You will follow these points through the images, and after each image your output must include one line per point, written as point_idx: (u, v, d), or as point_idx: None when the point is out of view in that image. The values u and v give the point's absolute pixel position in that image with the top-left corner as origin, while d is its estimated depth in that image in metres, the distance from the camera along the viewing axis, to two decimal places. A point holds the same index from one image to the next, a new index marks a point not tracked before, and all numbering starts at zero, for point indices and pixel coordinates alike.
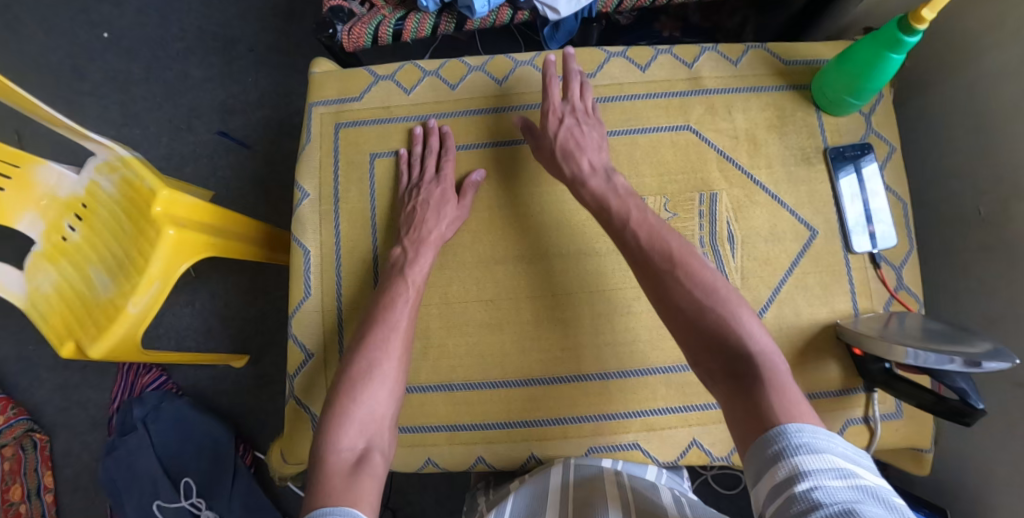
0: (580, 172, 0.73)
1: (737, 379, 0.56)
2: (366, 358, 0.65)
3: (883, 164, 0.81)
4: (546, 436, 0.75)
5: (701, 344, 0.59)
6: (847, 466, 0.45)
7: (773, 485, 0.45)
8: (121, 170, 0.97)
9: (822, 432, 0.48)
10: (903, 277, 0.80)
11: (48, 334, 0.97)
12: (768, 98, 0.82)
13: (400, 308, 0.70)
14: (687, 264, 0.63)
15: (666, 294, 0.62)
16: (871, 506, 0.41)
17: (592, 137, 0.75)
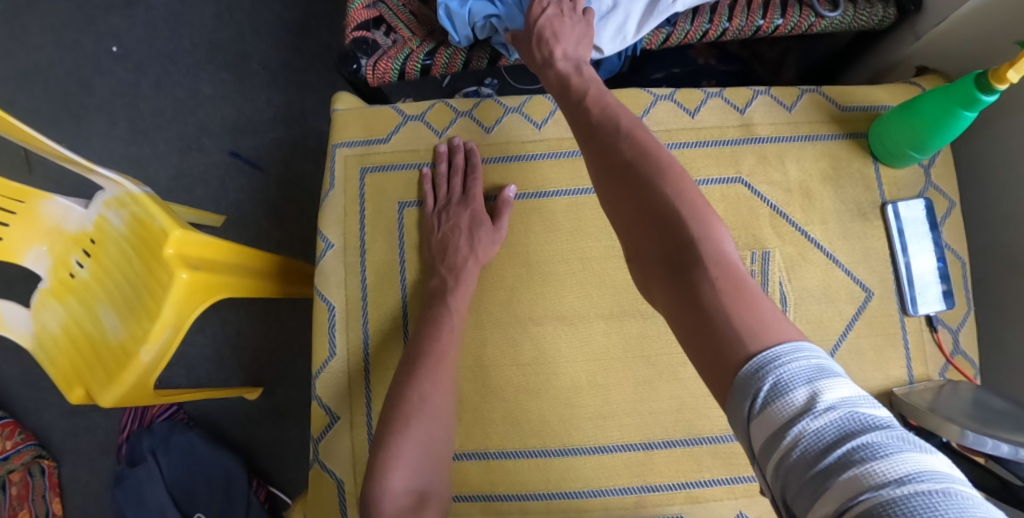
0: (550, 56, 0.66)
1: (678, 262, 0.44)
2: (415, 393, 0.63)
3: (942, 221, 0.77)
4: (585, 509, 0.71)
5: (644, 227, 0.48)
6: (839, 390, 0.35)
7: (762, 430, 0.35)
8: (130, 207, 0.93)
9: (799, 348, 0.37)
10: (960, 340, 0.76)
11: (58, 378, 0.93)
12: (823, 147, 0.77)
13: (446, 336, 0.67)
14: (636, 135, 0.53)
15: (611, 165, 0.52)
16: (874, 440, 0.32)
17: (573, 30, 0.68)
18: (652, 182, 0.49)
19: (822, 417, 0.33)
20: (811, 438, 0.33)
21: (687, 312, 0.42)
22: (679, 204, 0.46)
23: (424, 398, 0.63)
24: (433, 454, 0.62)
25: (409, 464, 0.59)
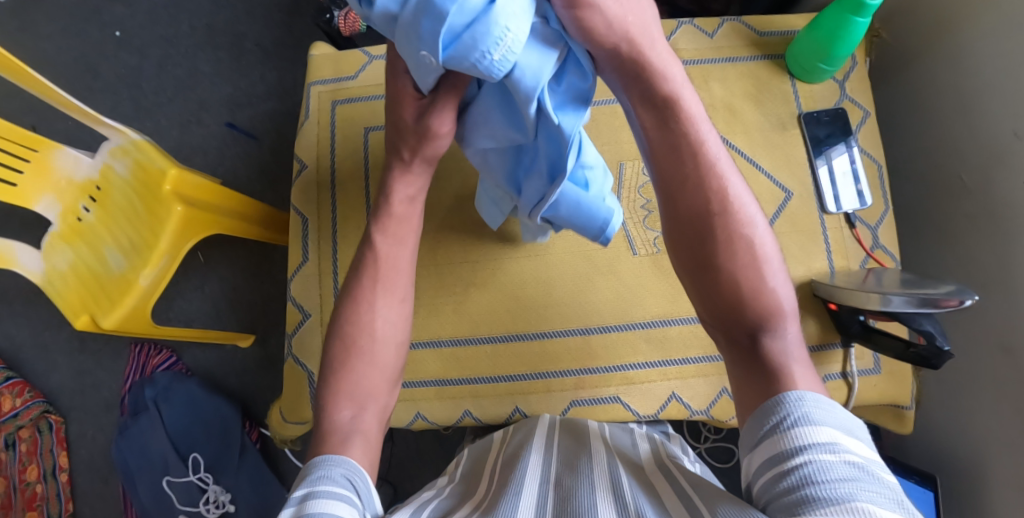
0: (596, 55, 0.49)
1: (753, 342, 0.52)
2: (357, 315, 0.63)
3: (858, 129, 0.84)
4: (529, 391, 0.79)
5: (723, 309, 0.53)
6: (844, 441, 0.42)
7: (768, 450, 0.44)
8: (133, 154, 1.01)
9: (824, 400, 0.46)
10: (879, 236, 0.83)
11: (65, 309, 1.01)
12: (743, 68, 0.85)
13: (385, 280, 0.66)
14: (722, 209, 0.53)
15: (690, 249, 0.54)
16: (868, 484, 0.38)
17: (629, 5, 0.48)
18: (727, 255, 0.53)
19: (832, 455, 0.40)
20: (813, 468, 0.40)
21: (755, 376, 0.51)
22: (766, 289, 0.52)
23: (359, 330, 0.62)
24: (374, 386, 0.60)
25: (349, 394, 0.58)
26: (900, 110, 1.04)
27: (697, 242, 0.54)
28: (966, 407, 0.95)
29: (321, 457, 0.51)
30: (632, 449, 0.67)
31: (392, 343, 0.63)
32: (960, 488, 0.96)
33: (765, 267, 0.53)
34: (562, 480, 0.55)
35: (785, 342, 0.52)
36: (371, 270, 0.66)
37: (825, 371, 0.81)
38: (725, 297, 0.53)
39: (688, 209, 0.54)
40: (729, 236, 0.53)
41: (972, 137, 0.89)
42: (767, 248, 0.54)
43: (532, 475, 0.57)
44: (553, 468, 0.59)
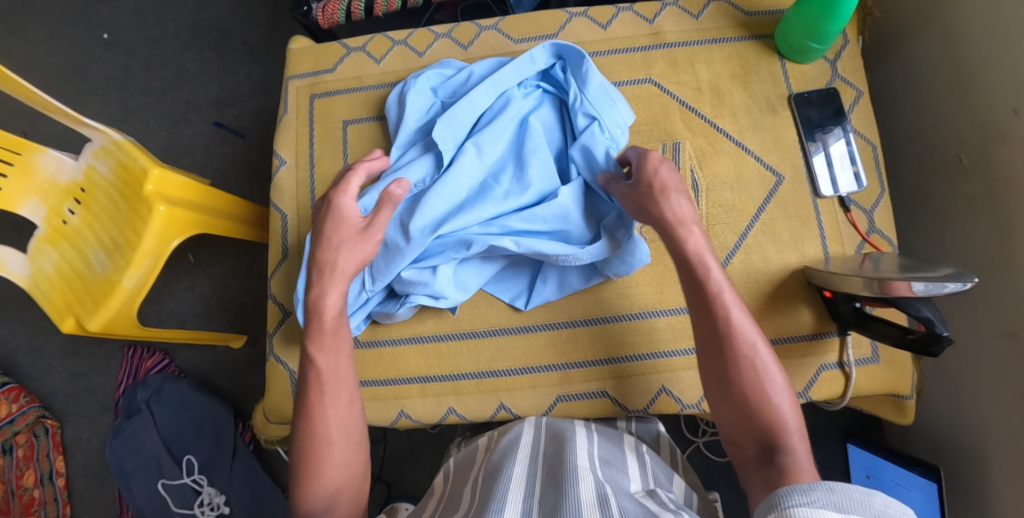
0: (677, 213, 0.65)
1: (769, 453, 0.57)
2: (306, 418, 0.62)
3: (850, 109, 0.81)
4: (512, 386, 0.78)
5: (742, 426, 0.59)
6: None
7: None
8: (115, 154, 1.00)
9: (853, 494, 0.40)
10: (875, 220, 0.80)
11: (50, 311, 1.01)
12: (730, 49, 0.83)
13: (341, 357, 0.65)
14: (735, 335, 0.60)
15: (716, 369, 0.61)
16: None
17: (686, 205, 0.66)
18: (746, 374, 0.59)
19: None
20: None
21: (762, 472, 0.56)
22: (771, 404, 0.58)
23: (320, 428, 0.61)
24: (344, 475, 0.61)
25: (316, 501, 0.58)
26: (893, 91, 1.02)
27: (719, 363, 0.61)
28: (968, 393, 0.92)
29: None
30: (619, 453, 0.66)
31: (350, 440, 0.62)
32: (963, 478, 0.94)
33: (771, 383, 0.59)
34: (546, 494, 0.54)
35: (795, 457, 0.55)
36: (311, 383, 0.64)
37: (821, 362, 0.78)
38: (737, 413, 0.59)
39: (706, 331, 0.62)
40: (742, 358, 0.60)
41: (968, 115, 0.86)
42: (770, 363, 0.60)
43: (517, 485, 0.56)
44: (539, 476, 0.59)
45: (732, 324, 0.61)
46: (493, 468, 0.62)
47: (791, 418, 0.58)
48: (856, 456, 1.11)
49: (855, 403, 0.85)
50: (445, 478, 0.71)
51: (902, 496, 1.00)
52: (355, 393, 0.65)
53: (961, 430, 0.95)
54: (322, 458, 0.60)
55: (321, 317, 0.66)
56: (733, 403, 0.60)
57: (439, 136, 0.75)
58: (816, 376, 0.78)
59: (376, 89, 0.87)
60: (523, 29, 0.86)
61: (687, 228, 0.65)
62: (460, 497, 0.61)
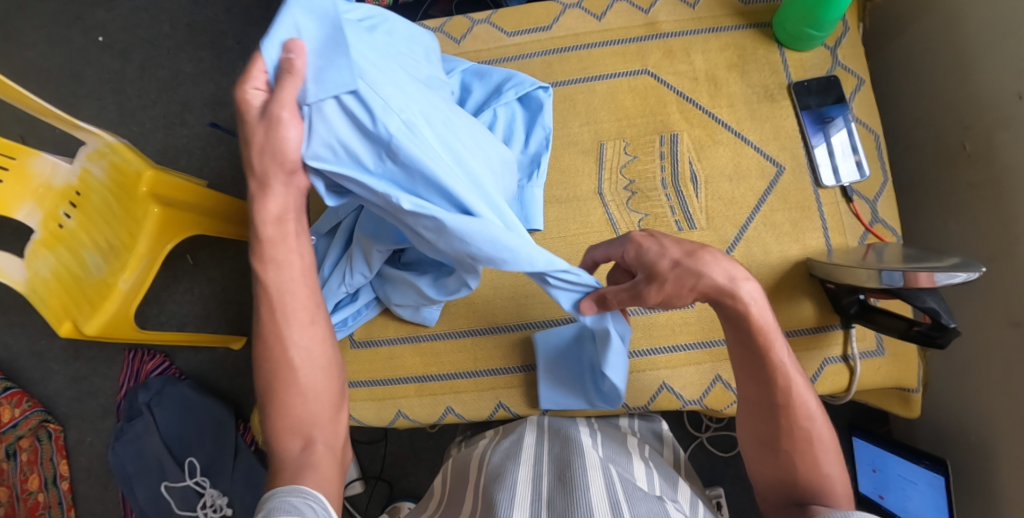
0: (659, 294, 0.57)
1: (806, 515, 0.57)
2: (267, 347, 0.56)
3: (852, 96, 0.80)
4: (510, 384, 0.77)
5: (781, 485, 0.59)
6: None
7: None
8: (110, 156, 0.98)
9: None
10: (878, 210, 0.78)
11: (47, 316, 0.99)
12: (728, 38, 0.81)
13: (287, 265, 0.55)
14: (795, 408, 0.57)
15: (766, 438, 0.59)
16: None
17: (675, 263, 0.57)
18: (796, 443, 0.58)
19: None
20: None
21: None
22: (818, 470, 0.57)
23: (279, 361, 0.55)
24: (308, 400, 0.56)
25: (293, 430, 0.55)
26: (894, 78, 1.00)
27: (772, 429, 0.59)
28: (975, 385, 0.91)
29: (285, 488, 0.51)
30: (623, 457, 0.64)
31: (318, 365, 0.56)
32: (971, 470, 0.92)
33: (823, 450, 0.58)
34: (554, 498, 0.54)
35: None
36: (267, 298, 0.56)
37: (824, 355, 0.76)
38: (783, 474, 0.58)
39: (765, 399, 0.58)
40: (796, 430, 0.58)
41: (970, 100, 0.85)
42: (824, 431, 0.58)
43: (522, 488, 0.56)
44: (545, 477, 0.58)
45: (794, 396, 0.58)
46: (498, 468, 0.62)
47: (839, 478, 0.57)
48: (862, 450, 1.09)
49: (859, 396, 0.84)
50: (445, 480, 0.70)
51: (909, 489, 0.99)
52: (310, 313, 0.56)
53: (968, 422, 0.93)
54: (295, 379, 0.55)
55: (258, 222, 0.54)
56: (780, 470, 0.58)
57: None
58: (819, 370, 0.76)
59: None
60: (517, 22, 0.85)
61: (734, 294, 0.55)
62: (462, 500, 0.60)
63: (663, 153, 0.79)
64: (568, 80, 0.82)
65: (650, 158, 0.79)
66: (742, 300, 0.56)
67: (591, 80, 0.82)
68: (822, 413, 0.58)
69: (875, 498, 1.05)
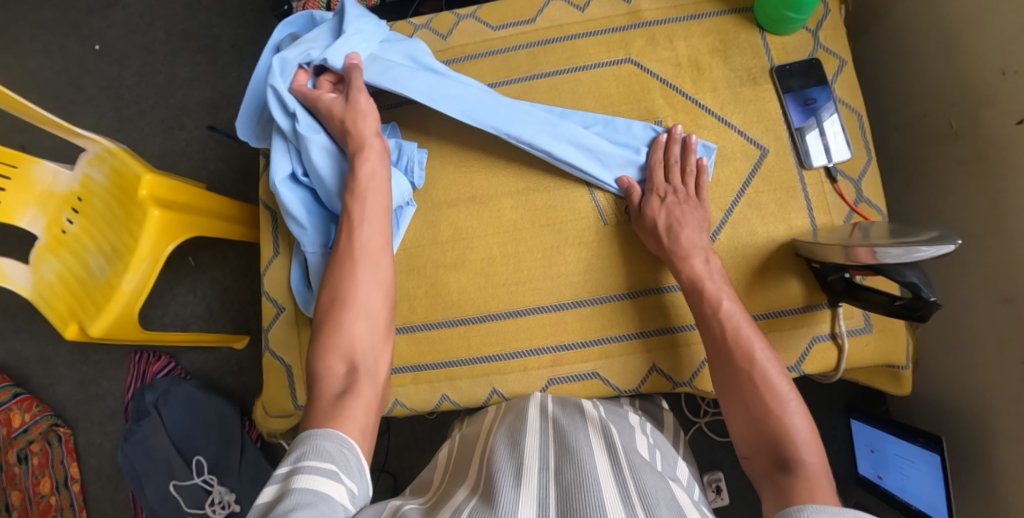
0: (680, 250, 0.71)
1: (780, 463, 0.57)
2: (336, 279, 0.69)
3: (835, 77, 0.81)
4: (504, 370, 0.78)
5: (750, 437, 0.60)
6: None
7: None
8: (109, 161, 1.01)
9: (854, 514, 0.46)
10: (863, 189, 0.79)
11: (54, 319, 1.03)
12: (709, 24, 0.82)
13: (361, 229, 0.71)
14: (745, 352, 0.64)
15: (728, 389, 0.64)
16: None
17: (694, 217, 0.73)
18: (755, 393, 0.61)
19: None
20: None
21: (770, 474, 0.57)
22: (776, 415, 0.59)
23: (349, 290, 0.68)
24: (364, 347, 0.66)
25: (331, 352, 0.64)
26: (878, 60, 1.01)
27: (727, 374, 0.64)
28: (967, 361, 0.91)
29: (313, 432, 0.55)
30: (627, 435, 0.66)
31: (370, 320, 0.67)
32: (968, 447, 0.93)
33: (776, 398, 0.60)
34: (560, 468, 0.56)
35: (803, 465, 0.55)
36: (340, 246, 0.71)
37: (813, 333, 0.77)
38: (745, 425, 0.61)
39: (710, 342, 0.66)
40: (741, 373, 0.63)
41: (956, 78, 0.85)
42: (773, 375, 0.62)
43: (528, 461, 0.58)
44: (550, 451, 0.60)
45: (735, 335, 0.65)
46: (508, 442, 0.64)
47: (799, 428, 0.58)
48: (860, 431, 1.11)
49: (851, 374, 0.85)
50: (450, 451, 0.73)
51: (907, 468, 1.00)
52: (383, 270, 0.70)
53: (964, 399, 0.94)
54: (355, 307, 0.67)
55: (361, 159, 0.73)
56: (744, 418, 0.61)
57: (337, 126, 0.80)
58: (808, 348, 0.77)
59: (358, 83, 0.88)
60: (501, 15, 0.86)
61: (688, 259, 0.71)
62: (467, 470, 0.63)
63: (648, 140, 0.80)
64: (554, 71, 0.84)
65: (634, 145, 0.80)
66: (687, 259, 0.71)
67: (575, 70, 0.83)
68: (768, 358, 0.63)
69: (875, 479, 1.08)
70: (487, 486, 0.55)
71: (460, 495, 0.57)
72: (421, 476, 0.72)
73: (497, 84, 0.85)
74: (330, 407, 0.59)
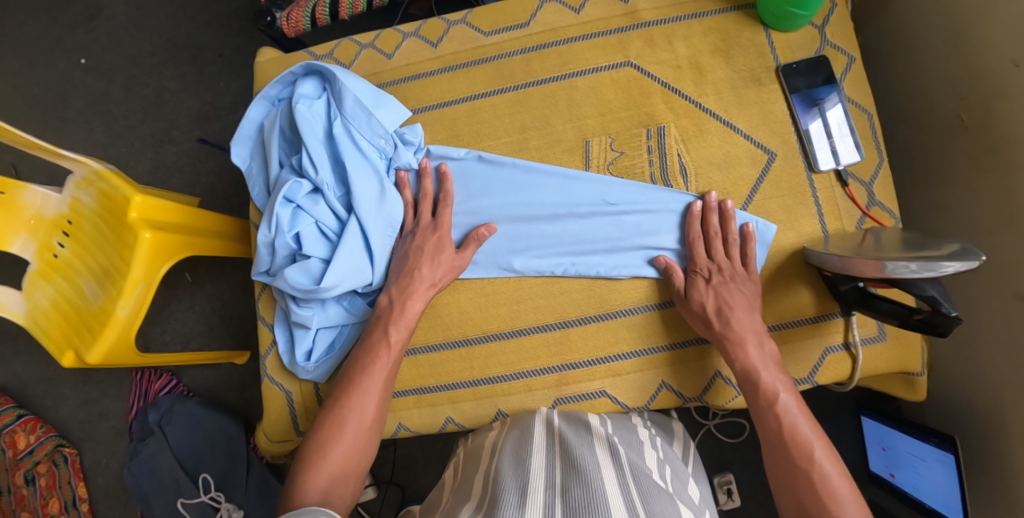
0: (732, 336, 0.68)
1: None
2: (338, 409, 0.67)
3: (843, 75, 0.77)
4: (509, 391, 0.76)
5: None
6: None
7: None
8: (96, 183, 0.99)
9: None
10: (875, 192, 0.76)
11: (50, 346, 1.02)
12: (710, 23, 0.79)
13: (375, 368, 0.70)
14: (802, 450, 0.62)
15: (787, 485, 0.62)
16: None
17: (743, 300, 0.70)
18: (811, 491, 0.60)
19: None
20: None
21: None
22: (833, 512, 0.58)
23: (352, 404, 0.68)
24: (349, 467, 0.66)
25: (324, 475, 0.64)
26: (885, 50, 0.97)
27: (783, 469, 0.63)
28: (981, 359, 0.89)
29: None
30: (634, 452, 0.63)
31: (359, 431, 0.67)
32: (981, 447, 0.90)
33: (834, 498, 0.59)
34: (567, 485, 0.54)
35: None
36: (340, 383, 0.70)
37: (825, 344, 0.75)
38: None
39: (766, 436, 0.65)
40: (797, 471, 0.62)
41: (967, 71, 0.82)
42: (832, 474, 0.60)
43: (535, 479, 0.56)
44: (557, 467, 0.59)
45: (792, 431, 0.64)
46: (514, 458, 0.62)
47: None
48: (871, 429, 1.10)
49: (865, 381, 0.83)
50: (455, 470, 0.71)
51: (920, 467, 0.98)
52: (379, 410, 0.70)
53: (976, 398, 0.91)
54: (337, 443, 0.66)
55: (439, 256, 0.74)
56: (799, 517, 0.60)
57: (341, 178, 0.75)
58: (821, 359, 0.75)
59: (393, 84, 0.84)
60: (493, 20, 0.82)
61: (743, 346, 0.68)
62: (471, 488, 0.61)
63: (650, 147, 0.77)
64: (549, 77, 0.80)
65: (637, 153, 0.77)
66: (741, 345, 0.68)
67: (571, 76, 0.80)
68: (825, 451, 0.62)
69: (887, 477, 1.06)
70: (489, 508, 0.53)
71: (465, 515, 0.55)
72: (428, 498, 0.69)
73: (491, 93, 0.81)
74: None
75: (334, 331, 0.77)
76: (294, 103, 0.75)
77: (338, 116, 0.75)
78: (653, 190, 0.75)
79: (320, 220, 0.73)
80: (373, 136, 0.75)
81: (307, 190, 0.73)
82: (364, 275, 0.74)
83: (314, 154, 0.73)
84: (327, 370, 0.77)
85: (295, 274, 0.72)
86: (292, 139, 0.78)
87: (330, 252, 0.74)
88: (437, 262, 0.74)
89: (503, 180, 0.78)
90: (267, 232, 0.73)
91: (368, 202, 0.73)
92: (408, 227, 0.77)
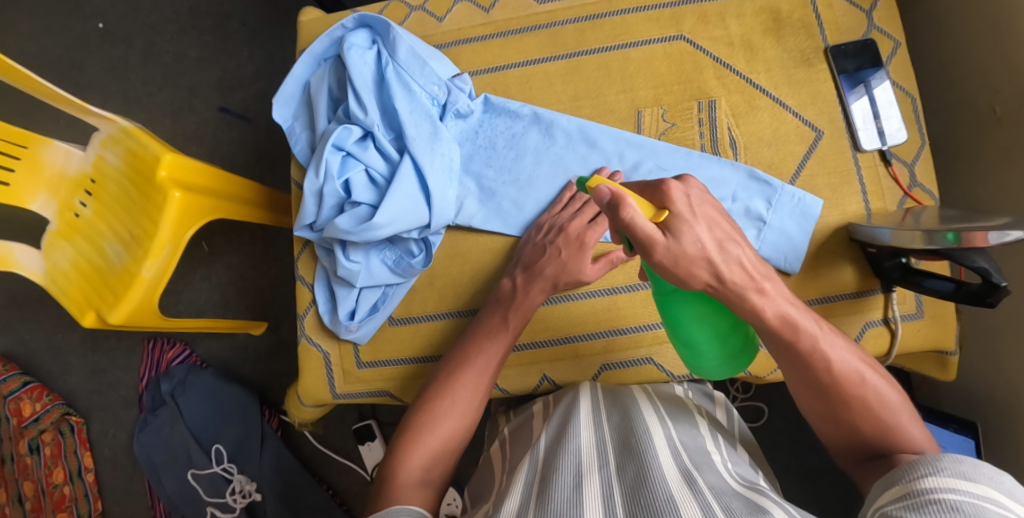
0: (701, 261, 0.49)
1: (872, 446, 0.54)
2: (450, 391, 0.63)
3: (887, 60, 0.77)
4: (555, 357, 0.77)
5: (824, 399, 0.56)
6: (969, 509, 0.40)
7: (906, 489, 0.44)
8: (123, 142, 0.97)
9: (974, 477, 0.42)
10: (917, 173, 0.76)
11: (70, 307, 1.00)
12: (762, 2, 0.79)
13: (489, 349, 0.67)
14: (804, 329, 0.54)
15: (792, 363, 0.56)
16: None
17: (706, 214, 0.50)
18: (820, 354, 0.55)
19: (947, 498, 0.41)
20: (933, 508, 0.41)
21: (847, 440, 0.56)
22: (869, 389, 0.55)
23: (467, 381, 0.64)
24: (455, 442, 0.62)
25: (427, 448, 0.60)
26: (924, 39, 0.98)
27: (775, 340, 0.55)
28: None
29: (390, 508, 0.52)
30: (686, 423, 0.62)
31: (470, 410, 0.63)
32: None
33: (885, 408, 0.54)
34: (623, 462, 0.53)
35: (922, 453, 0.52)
36: (454, 360, 0.67)
37: (865, 319, 0.76)
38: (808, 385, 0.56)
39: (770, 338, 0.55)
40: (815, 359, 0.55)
41: (1003, 63, 0.83)
42: (884, 390, 0.55)
43: (588, 459, 0.55)
44: (609, 445, 0.57)
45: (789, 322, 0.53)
46: (561, 435, 0.61)
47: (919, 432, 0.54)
48: None
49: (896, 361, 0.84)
50: (502, 445, 0.70)
51: None
52: (489, 388, 0.66)
53: None
54: (446, 413, 0.62)
55: (578, 254, 0.71)
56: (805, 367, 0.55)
57: (393, 128, 0.75)
58: (860, 334, 0.76)
59: (446, 47, 0.84)
60: None
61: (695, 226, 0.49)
62: (521, 463, 0.60)
63: (702, 120, 0.78)
64: (602, 47, 0.80)
65: (689, 125, 0.78)
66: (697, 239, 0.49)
67: (624, 47, 0.80)
68: (874, 374, 0.56)
69: None
70: (541, 486, 0.51)
71: (519, 488, 0.53)
72: (475, 477, 0.69)
73: (545, 60, 0.81)
74: (413, 493, 0.55)
75: (378, 293, 0.77)
76: (347, 51, 0.75)
77: (390, 63, 0.75)
78: (706, 162, 0.76)
79: (371, 167, 0.72)
80: (426, 86, 0.75)
81: (357, 136, 0.73)
82: (418, 221, 0.72)
83: (365, 101, 0.72)
84: (369, 331, 0.77)
85: (345, 219, 0.71)
86: (340, 94, 0.78)
87: (378, 199, 0.73)
88: (569, 266, 0.71)
89: (555, 140, 0.79)
90: (315, 179, 0.72)
91: (420, 148, 0.73)
92: (556, 216, 0.75)
